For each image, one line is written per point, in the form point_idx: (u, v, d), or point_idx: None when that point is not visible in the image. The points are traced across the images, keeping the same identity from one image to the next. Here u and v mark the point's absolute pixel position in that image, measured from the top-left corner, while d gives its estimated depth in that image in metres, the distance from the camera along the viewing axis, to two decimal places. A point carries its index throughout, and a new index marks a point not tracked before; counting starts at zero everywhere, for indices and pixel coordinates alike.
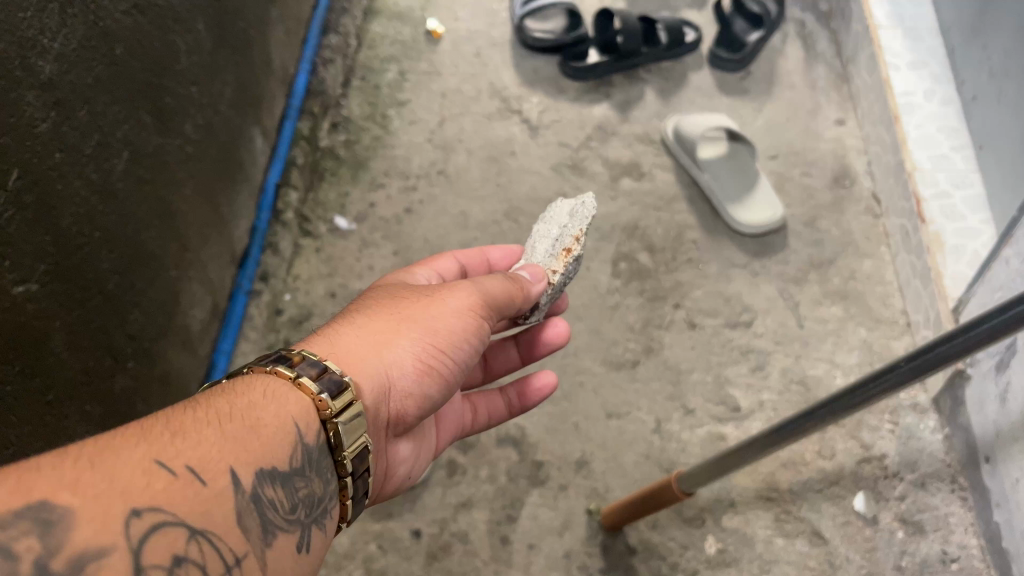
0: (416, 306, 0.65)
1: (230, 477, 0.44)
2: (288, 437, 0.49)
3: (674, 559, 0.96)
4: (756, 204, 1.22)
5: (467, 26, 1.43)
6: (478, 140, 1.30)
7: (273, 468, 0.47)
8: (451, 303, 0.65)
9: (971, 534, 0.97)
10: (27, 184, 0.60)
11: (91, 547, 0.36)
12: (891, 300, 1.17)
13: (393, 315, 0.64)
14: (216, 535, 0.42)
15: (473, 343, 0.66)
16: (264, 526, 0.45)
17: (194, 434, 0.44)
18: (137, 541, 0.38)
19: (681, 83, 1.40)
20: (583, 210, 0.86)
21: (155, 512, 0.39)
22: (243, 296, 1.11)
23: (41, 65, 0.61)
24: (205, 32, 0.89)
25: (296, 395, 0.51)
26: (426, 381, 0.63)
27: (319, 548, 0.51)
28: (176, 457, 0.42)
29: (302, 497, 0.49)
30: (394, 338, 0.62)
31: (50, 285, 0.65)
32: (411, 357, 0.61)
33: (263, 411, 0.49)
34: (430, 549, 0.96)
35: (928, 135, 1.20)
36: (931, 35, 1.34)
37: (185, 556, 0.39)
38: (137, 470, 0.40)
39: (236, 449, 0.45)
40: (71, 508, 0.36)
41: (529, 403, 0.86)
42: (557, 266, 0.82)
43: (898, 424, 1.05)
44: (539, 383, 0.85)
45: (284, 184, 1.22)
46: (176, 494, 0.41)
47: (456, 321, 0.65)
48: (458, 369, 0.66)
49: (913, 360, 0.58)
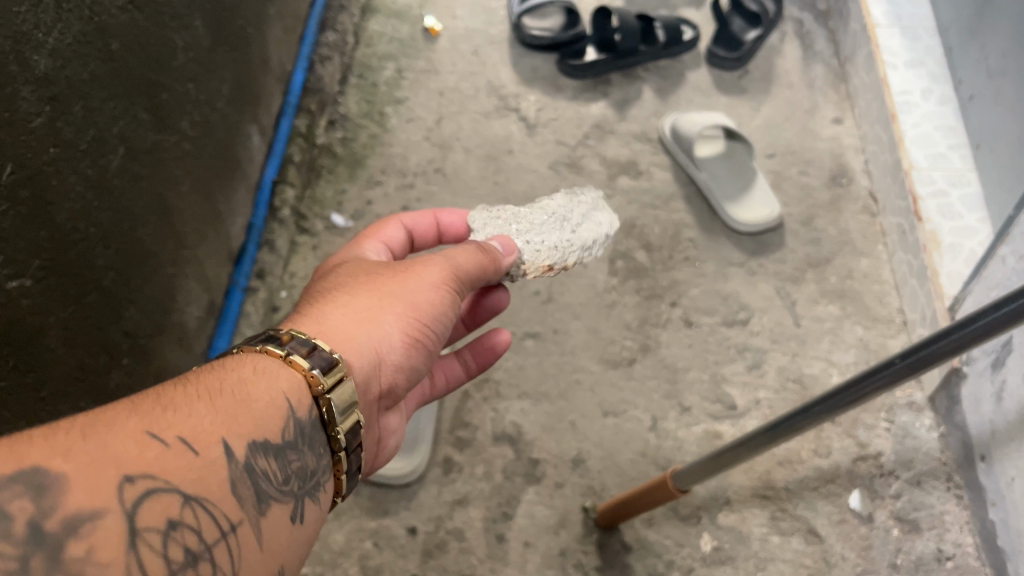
0: (396, 281, 0.64)
1: (222, 448, 0.44)
2: (281, 411, 0.49)
3: (670, 557, 0.96)
4: (752, 202, 1.23)
5: (465, 24, 1.43)
6: (475, 139, 1.30)
7: (265, 441, 0.47)
8: (429, 276, 0.65)
9: (966, 532, 0.97)
10: (22, 179, 0.60)
11: (84, 510, 0.36)
12: (887, 298, 1.17)
13: (375, 292, 0.63)
14: (210, 502, 0.42)
15: (453, 314, 0.67)
16: (259, 496, 0.45)
17: (184, 407, 0.44)
18: (131, 505, 0.38)
19: (679, 82, 1.39)
20: (605, 228, 0.87)
21: (147, 478, 0.39)
22: (239, 292, 1.10)
23: (37, 59, 0.60)
24: (202, 29, 0.89)
25: (288, 372, 0.51)
26: (413, 353, 0.63)
27: (314, 520, 0.51)
28: (168, 429, 0.42)
29: (294, 469, 0.49)
30: (380, 314, 0.61)
31: (45, 280, 0.65)
32: (399, 332, 0.62)
33: (254, 386, 0.48)
34: (426, 546, 0.96)
35: (925, 135, 1.20)
36: (929, 35, 1.33)
37: (180, 520, 0.40)
38: (129, 439, 0.40)
39: (227, 421, 0.45)
40: (64, 473, 0.37)
41: (488, 360, 0.85)
42: (530, 269, 0.79)
43: (894, 422, 1.05)
44: (490, 342, 0.83)
45: (281, 181, 1.20)
46: (169, 463, 0.41)
47: (438, 295, 0.65)
48: (440, 339, 0.67)
49: (908, 356, 0.58)
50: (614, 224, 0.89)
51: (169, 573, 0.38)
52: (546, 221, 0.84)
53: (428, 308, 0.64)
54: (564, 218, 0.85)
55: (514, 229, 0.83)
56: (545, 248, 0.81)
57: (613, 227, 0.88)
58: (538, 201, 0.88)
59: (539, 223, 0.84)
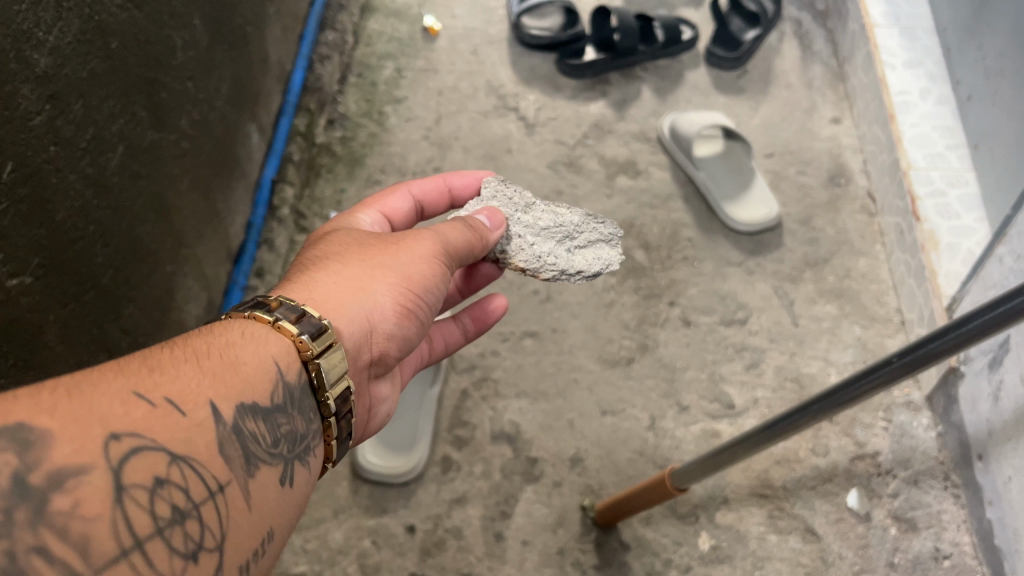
0: (388, 253, 0.65)
1: (210, 409, 0.44)
2: (269, 374, 0.50)
3: (667, 556, 0.96)
4: (751, 202, 1.23)
5: (464, 23, 1.43)
6: (474, 138, 1.30)
7: (254, 404, 0.48)
8: (421, 248, 0.65)
9: (964, 531, 0.97)
10: (21, 178, 0.60)
11: (70, 465, 0.36)
12: (885, 298, 1.17)
13: (367, 262, 0.63)
14: (197, 461, 0.42)
15: (445, 288, 0.67)
16: (247, 457, 0.46)
17: (172, 369, 0.44)
18: (117, 460, 0.38)
19: (678, 82, 1.40)
20: (601, 260, 0.79)
21: (134, 436, 0.39)
22: (238, 291, 1.10)
23: (37, 57, 0.61)
24: (201, 27, 0.89)
25: (277, 336, 0.52)
26: (404, 324, 0.64)
27: (304, 483, 0.52)
28: (154, 390, 0.42)
29: (284, 432, 0.50)
30: (371, 283, 0.62)
31: (45, 279, 0.65)
32: (390, 302, 0.62)
33: (241, 350, 0.50)
34: (425, 544, 0.96)
35: (923, 135, 1.21)
36: (927, 35, 1.34)
37: (167, 478, 0.40)
38: (115, 399, 0.40)
39: (214, 384, 0.46)
40: (48, 430, 0.36)
41: (484, 326, 0.86)
42: (511, 261, 0.77)
43: (892, 422, 1.05)
44: (490, 307, 0.85)
45: (280, 180, 1.19)
46: (156, 421, 0.41)
47: (430, 266, 0.65)
48: (431, 311, 0.67)
49: (905, 355, 0.58)
50: (614, 266, 0.80)
51: (156, 529, 0.38)
52: (545, 227, 0.81)
53: (419, 279, 0.64)
54: (566, 234, 0.81)
55: (515, 217, 0.81)
56: (528, 250, 0.78)
57: (614, 262, 0.79)
58: (559, 206, 0.85)
59: (540, 224, 0.81)
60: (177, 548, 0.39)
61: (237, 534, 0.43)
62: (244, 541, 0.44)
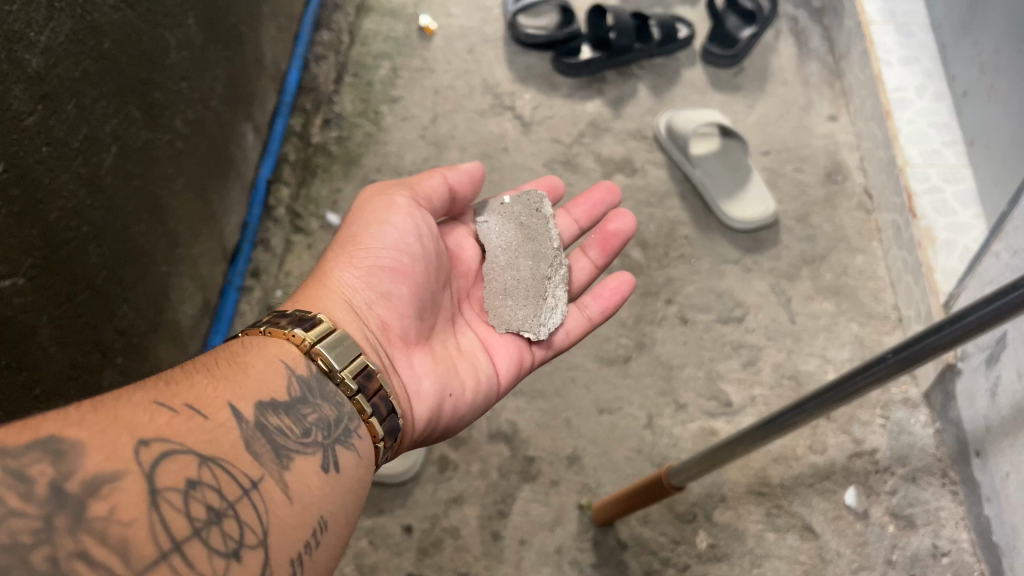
0: (341, 236, 0.70)
1: (229, 411, 0.46)
2: (280, 371, 0.52)
3: (665, 554, 0.96)
4: (747, 199, 1.23)
5: (459, 22, 1.43)
6: (471, 137, 1.30)
7: (272, 400, 0.49)
8: (361, 216, 0.70)
9: (962, 528, 0.97)
10: (14, 178, 0.60)
11: (104, 472, 0.37)
12: (882, 295, 1.17)
13: (328, 253, 0.69)
14: (226, 461, 0.43)
15: (396, 222, 0.68)
16: (277, 450, 0.47)
17: (185, 381, 0.47)
18: (148, 465, 0.39)
19: (674, 80, 1.39)
20: (522, 328, 0.74)
21: (161, 441, 0.40)
22: (234, 292, 1.10)
23: (28, 57, 0.60)
24: (195, 27, 0.89)
25: (272, 340, 0.54)
26: (377, 281, 0.66)
27: (353, 467, 0.52)
28: (174, 398, 0.44)
29: (311, 421, 0.51)
30: (331, 264, 0.67)
31: (37, 279, 0.65)
32: (349, 270, 0.66)
33: (246, 356, 0.52)
34: (422, 544, 0.95)
35: (920, 131, 1.21)
36: (923, 31, 1.34)
37: (199, 479, 0.41)
38: (140, 409, 0.42)
39: (230, 387, 0.48)
40: (79, 440, 0.38)
41: (610, 309, 0.81)
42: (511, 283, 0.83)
43: (890, 418, 1.05)
44: (616, 284, 0.81)
45: (275, 181, 1.19)
46: (180, 426, 0.42)
47: (369, 220, 0.69)
48: (404, 253, 0.68)
49: (902, 351, 0.58)
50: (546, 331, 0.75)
51: (193, 530, 0.39)
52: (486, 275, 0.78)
53: (367, 236, 0.68)
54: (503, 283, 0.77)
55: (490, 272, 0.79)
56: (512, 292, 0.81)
57: (540, 329, 0.74)
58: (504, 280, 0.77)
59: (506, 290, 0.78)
60: (216, 548, 0.39)
61: (283, 526, 0.44)
62: (292, 532, 0.44)
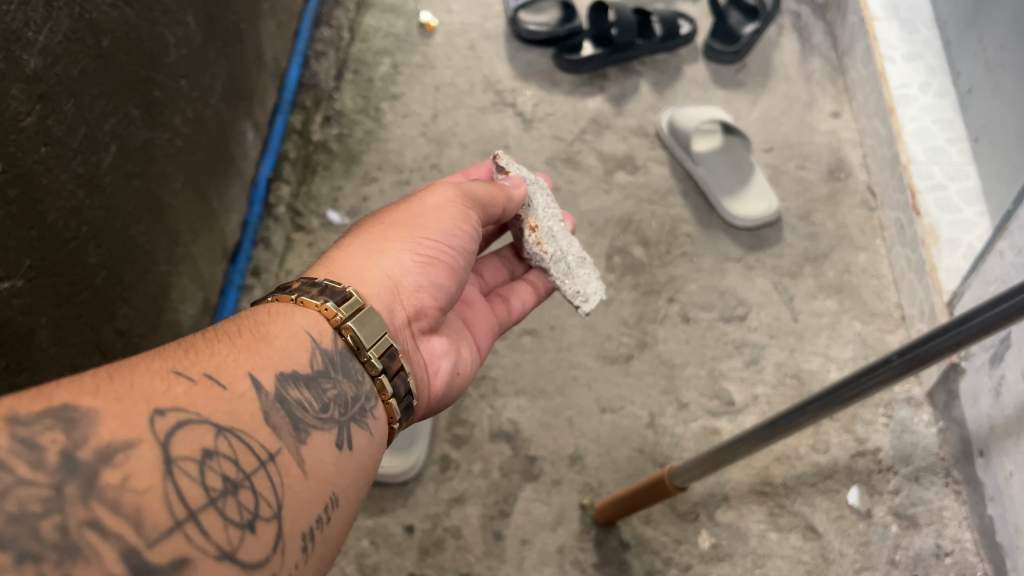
0: (400, 211, 0.68)
1: (249, 381, 0.45)
2: (304, 344, 0.51)
3: (667, 554, 0.96)
4: (749, 197, 1.22)
5: (460, 18, 1.42)
6: (471, 134, 1.29)
7: (294, 372, 0.49)
8: (430, 200, 0.68)
9: (965, 528, 0.97)
10: (11, 178, 0.59)
11: (117, 440, 0.37)
12: (885, 293, 1.16)
13: (379, 225, 0.66)
14: (243, 432, 0.43)
15: (465, 227, 0.67)
16: (295, 424, 0.47)
17: (206, 348, 0.46)
18: (164, 434, 0.38)
19: (676, 76, 1.39)
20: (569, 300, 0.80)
21: (178, 410, 0.40)
22: (235, 290, 1.09)
23: (26, 57, 0.60)
24: (194, 24, 0.88)
25: (303, 310, 0.54)
26: (430, 270, 0.64)
27: (366, 445, 0.52)
28: (193, 366, 0.43)
29: (330, 397, 0.51)
30: (385, 241, 0.64)
31: (36, 280, 0.64)
32: (407, 252, 0.64)
33: (270, 325, 0.51)
34: (424, 544, 0.95)
35: (925, 128, 1.20)
36: (927, 28, 1.33)
37: (215, 450, 0.40)
38: (156, 377, 0.41)
39: (251, 356, 0.47)
40: (93, 408, 0.37)
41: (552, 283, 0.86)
42: (534, 223, 0.80)
43: (893, 417, 1.05)
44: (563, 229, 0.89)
45: (275, 178, 1.19)
46: (197, 396, 0.42)
47: (438, 210, 0.67)
48: (460, 253, 0.67)
49: (906, 354, 0.58)
50: (588, 310, 0.81)
51: (208, 500, 0.38)
52: (535, 243, 0.80)
53: (431, 225, 0.66)
54: (554, 254, 0.81)
55: (569, 237, 0.86)
56: (551, 239, 0.81)
57: (582, 307, 0.80)
58: (582, 257, 0.85)
59: (574, 256, 0.84)
60: (231, 518, 0.39)
61: (297, 500, 0.44)
62: (304, 506, 0.44)
